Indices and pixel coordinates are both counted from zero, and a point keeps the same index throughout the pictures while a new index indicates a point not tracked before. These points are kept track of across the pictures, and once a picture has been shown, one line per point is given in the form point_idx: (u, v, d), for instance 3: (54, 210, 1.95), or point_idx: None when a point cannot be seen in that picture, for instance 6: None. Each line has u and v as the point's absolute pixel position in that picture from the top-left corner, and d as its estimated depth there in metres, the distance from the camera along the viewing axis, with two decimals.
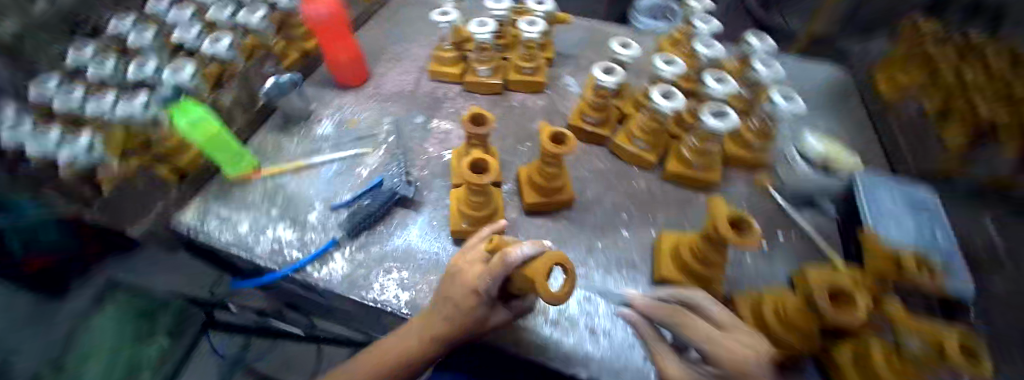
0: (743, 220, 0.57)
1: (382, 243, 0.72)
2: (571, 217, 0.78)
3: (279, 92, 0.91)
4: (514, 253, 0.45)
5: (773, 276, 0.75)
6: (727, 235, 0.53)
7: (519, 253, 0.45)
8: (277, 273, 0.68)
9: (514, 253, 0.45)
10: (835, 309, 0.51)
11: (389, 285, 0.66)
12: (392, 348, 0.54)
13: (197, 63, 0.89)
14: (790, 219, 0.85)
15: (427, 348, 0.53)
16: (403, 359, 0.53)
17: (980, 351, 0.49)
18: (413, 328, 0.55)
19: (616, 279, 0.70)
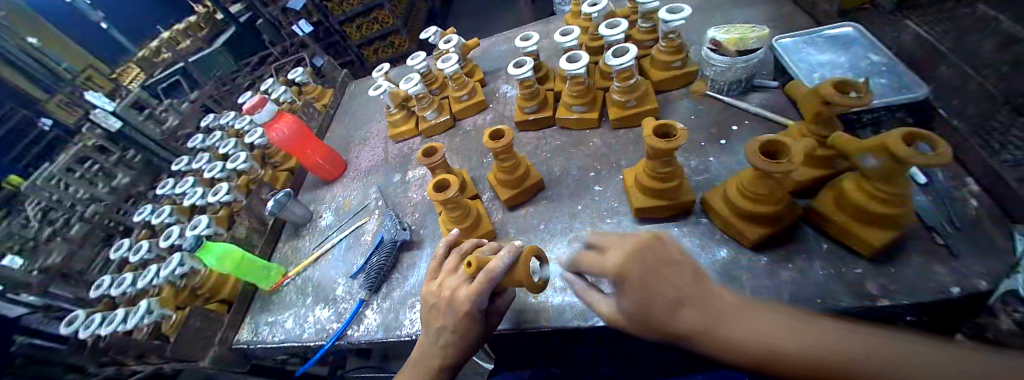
0: (671, 125, 0.64)
1: (400, 287, 0.81)
2: (547, 196, 0.86)
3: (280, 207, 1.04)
4: (497, 264, 0.55)
5: (741, 164, 0.79)
6: (663, 146, 0.60)
7: (499, 263, 0.55)
8: (326, 347, 0.77)
9: (495, 263, 0.54)
10: (770, 162, 0.55)
11: (417, 316, 0.74)
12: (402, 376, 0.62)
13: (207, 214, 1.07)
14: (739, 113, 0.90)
15: (440, 374, 0.59)
16: None
17: (939, 142, 0.49)
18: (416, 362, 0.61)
19: (603, 228, 0.76)
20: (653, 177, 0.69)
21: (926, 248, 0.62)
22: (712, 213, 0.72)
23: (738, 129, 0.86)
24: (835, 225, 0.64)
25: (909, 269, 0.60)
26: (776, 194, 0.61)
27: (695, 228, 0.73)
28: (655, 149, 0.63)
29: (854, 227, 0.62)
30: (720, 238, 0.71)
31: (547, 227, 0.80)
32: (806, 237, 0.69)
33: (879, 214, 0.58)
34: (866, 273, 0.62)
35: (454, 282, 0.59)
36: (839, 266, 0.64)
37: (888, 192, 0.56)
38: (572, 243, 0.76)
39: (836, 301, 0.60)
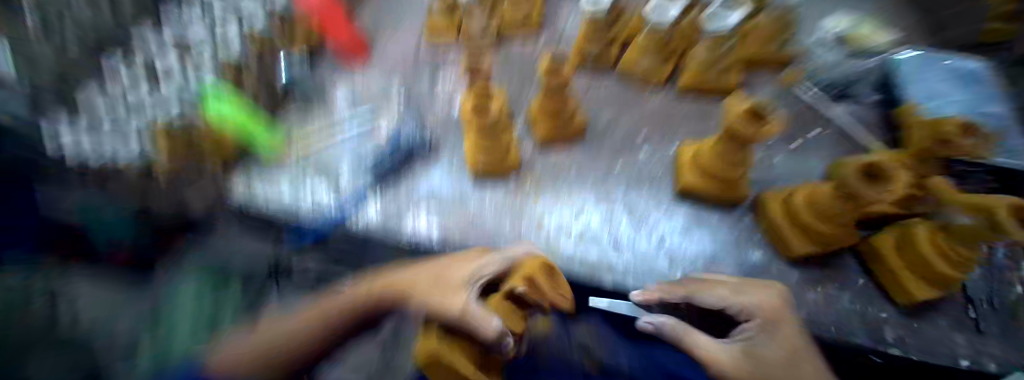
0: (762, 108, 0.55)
1: (407, 191, 0.76)
2: (586, 144, 0.78)
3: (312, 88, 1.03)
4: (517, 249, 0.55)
5: (801, 175, 0.73)
6: (750, 133, 0.52)
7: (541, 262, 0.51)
8: (316, 224, 0.72)
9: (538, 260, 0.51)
10: (869, 184, 0.49)
11: (419, 223, 0.70)
12: (325, 307, 0.52)
13: (210, 48, 0.94)
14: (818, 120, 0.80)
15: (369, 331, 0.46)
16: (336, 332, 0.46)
17: None
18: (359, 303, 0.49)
19: (636, 195, 0.71)
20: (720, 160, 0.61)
21: (956, 316, 0.59)
22: (760, 214, 0.67)
23: (810, 138, 0.78)
24: (886, 265, 0.61)
25: (932, 329, 0.58)
26: (846, 216, 0.55)
27: (735, 224, 0.68)
28: (737, 133, 0.54)
29: (904, 275, 0.59)
30: (757, 241, 0.66)
31: (578, 176, 0.74)
32: (843, 268, 0.64)
33: (939, 272, 0.55)
34: (889, 319, 0.59)
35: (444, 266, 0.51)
36: (864, 305, 0.61)
37: (964, 254, 0.54)
38: (599, 199, 0.70)
39: (852, 335, 0.58)
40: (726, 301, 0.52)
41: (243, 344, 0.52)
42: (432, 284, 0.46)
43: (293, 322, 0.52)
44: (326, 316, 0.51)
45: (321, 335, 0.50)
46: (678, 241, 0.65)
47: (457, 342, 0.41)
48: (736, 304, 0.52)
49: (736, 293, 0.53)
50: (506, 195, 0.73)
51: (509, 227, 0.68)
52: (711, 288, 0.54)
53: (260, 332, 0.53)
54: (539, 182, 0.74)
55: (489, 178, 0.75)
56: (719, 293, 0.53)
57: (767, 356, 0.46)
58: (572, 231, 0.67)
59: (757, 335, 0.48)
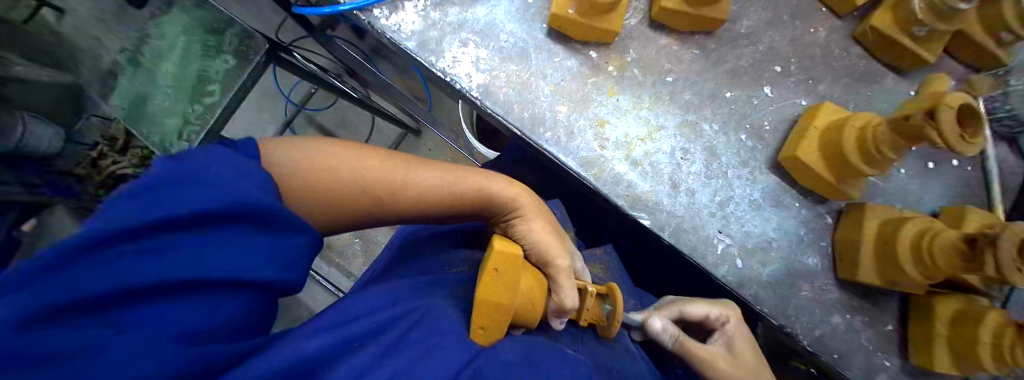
0: (971, 111, 0.42)
1: (463, 8, 0.57)
2: (706, 48, 0.58)
3: None
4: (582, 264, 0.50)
5: (906, 200, 0.61)
6: (952, 142, 0.40)
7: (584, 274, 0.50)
8: (339, 8, 0.54)
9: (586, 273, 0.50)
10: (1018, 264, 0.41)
11: (463, 60, 0.56)
12: (395, 176, 0.46)
13: None
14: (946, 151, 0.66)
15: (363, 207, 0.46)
16: (340, 196, 0.45)
17: None
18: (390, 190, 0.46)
19: (727, 140, 0.56)
20: (865, 148, 0.48)
21: None
22: (845, 219, 0.56)
23: (930, 169, 0.64)
24: (924, 326, 0.54)
25: None
26: (946, 273, 0.48)
27: (811, 221, 0.57)
28: (928, 132, 0.42)
29: (937, 342, 0.53)
30: (821, 247, 0.57)
31: (676, 87, 0.57)
32: (886, 309, 0.58)
33: (978, 358, 0.49)
34: (888, 369, 0.57)
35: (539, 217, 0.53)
36: (877, 348, 0.57)
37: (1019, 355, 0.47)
38: (682, 127, 0.56)
39: (846, 367, 0.56)
40: (711, 312, 0.53)
41: (299, 157, 0.43)
42: (539, 221, 0.48)
43: (367, 173, 0.45)
44: (404, 193, 0.46)
45: (381, 211, 0.47)
46: (741, 210, 0.55)
47: (526, 268, 0.43)
48: (718, 313, 0.53)
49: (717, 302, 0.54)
50: (577, 69, 0.56)
51: (563, 113, 0.55)
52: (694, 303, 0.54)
53: (317, 152, 0.45)
54: (624, 73, 0.57)
55: (568, 39, 0.57)
56: (706, 305, 0.54)
57: (742, 349, 0.52)
58: (634, 148, 0.55)
59: (728, 335, 0.52)
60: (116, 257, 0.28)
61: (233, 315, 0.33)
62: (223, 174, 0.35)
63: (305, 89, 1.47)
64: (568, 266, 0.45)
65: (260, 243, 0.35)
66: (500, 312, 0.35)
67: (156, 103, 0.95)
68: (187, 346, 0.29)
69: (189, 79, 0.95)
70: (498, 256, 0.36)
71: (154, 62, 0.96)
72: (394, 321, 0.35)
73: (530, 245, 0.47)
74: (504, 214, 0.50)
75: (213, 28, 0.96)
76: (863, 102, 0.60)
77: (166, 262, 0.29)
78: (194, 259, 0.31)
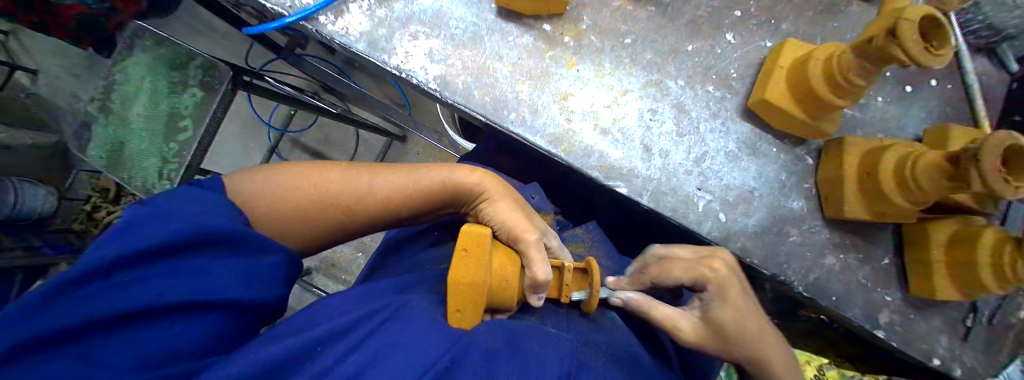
0: (934, 21, 0.40)
1: (408, 0, 0.55)
2: (662, 4, 0.56)
3: None
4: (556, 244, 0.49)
5: (886, 129, 0.60)
6: (918, 56, 0.38)
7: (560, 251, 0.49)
8: (284, 21, 0.52)
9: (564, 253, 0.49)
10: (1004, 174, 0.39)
11: (417, 54, 0.54)
12: (355, 182, 0.45)
13: None
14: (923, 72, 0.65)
15: (330, 223, 0.45)
16: (304, 218, 0.43)
17: None
18: (354, 202, 0.45)
19: (695, 94, 0.55)
20: (833, 80, 0.46)
21: (952, 320, 0.56)
22: (826, 156, 0.55)
23: (909, 93, 0.62)
24: (923, 252, 0.53)
25: (924, 323, 0.56)
26: (931, 195, 0.46)
27: (792, 164, 0.56)
28: (894, 52, 0.40)
29: (936, 268, 0.52)
30: (806, 189, 0.56)
31: (635, 48, 0.55)
32: (880, 243, 0.56)
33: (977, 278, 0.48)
34: (891, 304, 0.56)
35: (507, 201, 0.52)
36: (877, 284, 0.56)
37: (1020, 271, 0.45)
38: (647, 88, 0.55)
39: (847, 306, 0.55)
40: (684, 276, 0.46)
41: (261, 184, 0.42)
42: (505, 201, 0.48)
43: (327, 184, 0.44)
44: (371, 202, 0.45)
45: (354, 223, 0.46)
46: (719, 163, 0.54)
47: (497, 250, 0.41)
48: (692, 278, 0.46)
49: (689, 263, 0.47)
50: (533, 45, 0.55)
51: (525, 92, 0.54)
52: (671, 265, 0.47)
53: (276, 178, 0.43)
54: (581, 42, 0.55)
55: (519, 15, 0.55)
56: (681, 269, 0.46)
57: (719, 317, 0.44)
58: (601, 118, 0.54)
59: (707, 301, 0.46)
60: (85, 294, 0.28)
61: (214, 336, 0.33)
62: (186, 208, 0.36)
63: (284, 113, 1.45)
64: (537, 240, 0.44)
65: (234, 265, 0.36)
66: (475, 292, 0.35)
67: (132, 146, 0.95)
68: (162, 365, 0.28)
69: (159, 118, 0.94)
70: (467, 235, 0.36)
71: (124, 107, 0.96)
72: (362, 319, 0.35)
73: (499, 225, 0.46)
74: (476, 203, 0.49)
75: (175, 64, 0.94)
76: (830, 36, 0.58)
77: (137, 292, 0.30)
78: (160, 288, 0.31)
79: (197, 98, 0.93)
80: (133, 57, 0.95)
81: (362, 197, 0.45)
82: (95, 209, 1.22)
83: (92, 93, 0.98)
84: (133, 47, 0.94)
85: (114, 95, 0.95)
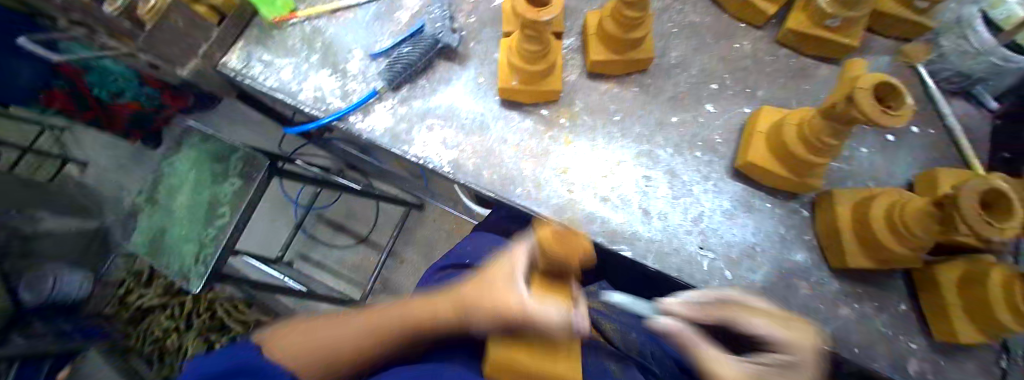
0: (889, 85, 0.43)
1: (424, 98, 0.65)
2: (644, 84, 0.64)
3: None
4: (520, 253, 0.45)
5: (877, 177, 0.63)
6: (871, 114, 0.40)
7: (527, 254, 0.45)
8: (322, 122, 0.63)
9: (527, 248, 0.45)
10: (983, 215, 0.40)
11: (432, 143, 0.62)
12: (336, 330, 0.49)
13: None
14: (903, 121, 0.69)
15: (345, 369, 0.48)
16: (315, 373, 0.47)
17: None
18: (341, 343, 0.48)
19: (684, 159, 0.60)
20: (808, 141, 0.50)
21: (987, 366, 0.54)
22: (819, 208, 0.58)
23: (891, 141, 0.66)
24: (938, 298, 0.53)
25: (956, 371, 0.54)
26: (925, 240, 0.47)
27: (787, 217, 0.59)
28: (856, 115, 0.43)
29: (954, 314, 0.51)
30: (806, 241, 0.58)
31: (624, 123, 0.62)
32: (892, 289, 0.57)
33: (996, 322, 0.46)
34: (917, 352, 0.54)
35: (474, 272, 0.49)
36: (897, 331, 0.55)
37: None
38: (640, 157, 0.60)
39: (872, 360, 0.53)
40: (759, 326, 0.38)
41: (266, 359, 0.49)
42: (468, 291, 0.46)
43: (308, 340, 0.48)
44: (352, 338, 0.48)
45: (372, 337, 0.48)
46: (715, 221, 0.58)
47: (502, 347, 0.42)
48: (777, 335, 0.37)
49: (772, 318, 0.39)
50: (534, 127, 0.62)
51: (529, 168, 0.60)
52: (754, 319, 0.39)
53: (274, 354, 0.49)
54: (575, 122, 0.62)
55: (520, 104, 0.64)
56: (759, 318, 0.39)
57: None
58: (600, 187, 0.59)
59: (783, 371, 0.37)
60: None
61: None
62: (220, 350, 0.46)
63: (312, 190, 1.57)
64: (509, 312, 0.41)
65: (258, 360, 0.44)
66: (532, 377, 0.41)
67: (172, 233, 1.04)
68: None
69: (199, 207, 1.04)
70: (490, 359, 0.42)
71: (170, 198, 1.07)
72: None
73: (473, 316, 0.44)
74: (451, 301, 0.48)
75: (220, 157, 1.06)
76: (804, 97, 0.64)
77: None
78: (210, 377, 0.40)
79: (235, 187, 1.03)
80: (184, 152, 1.08)
81: (346, 338, 0.48)
82: (127, 293, 1.33)
83: (142, 185, 1.10)
84: (186, 145, 1.08)
85: (165, 187, 1.08)
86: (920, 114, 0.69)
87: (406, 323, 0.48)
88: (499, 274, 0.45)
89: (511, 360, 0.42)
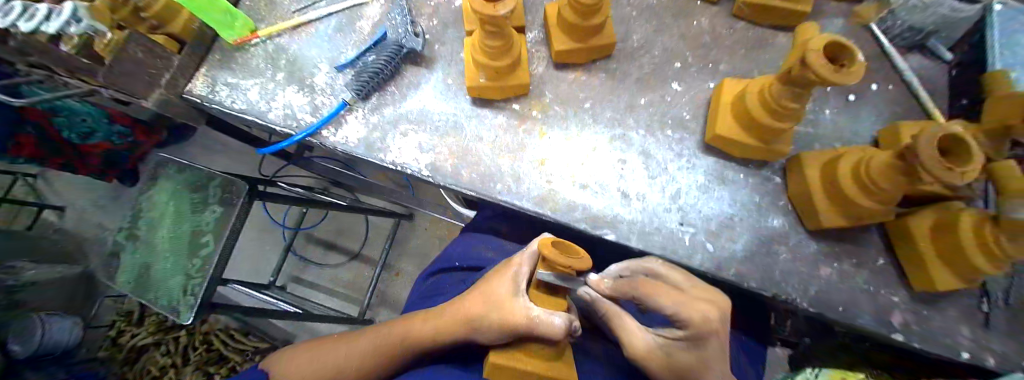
0: (839, 44, 0.44)
1: (395, 105, 0.65)
2: (609, 69, 0.65)
3: (308, 4, 0.74)
4: (522, 261, 0.49)
5: (842, 137, 0.65)
6: (826, 74, 0.41)
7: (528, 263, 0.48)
8: (294, 139, 0.62)
9: (528, 255, 0.48)
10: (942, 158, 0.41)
11: (408, 148, 0.62)
12: (349, 347, 0.54)
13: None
14: (864, 81, 0.71)
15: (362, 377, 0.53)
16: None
17: None
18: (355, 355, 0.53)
19: (657, 140, 0.61)
20: (770, 108, 0.51)
21: (966, 309, 0.55)
22: (790, 174, 0.60)
23: (854, 100, 0.68)
24: (914, 248, 0.54)
25: (938, 316, 0.55)
26: (893, 192, 0.48)
27: (761, 185, 0.61)
28: (812, 78, 0.43)
29: (930, 261, 0.52)
30: (782, 207, 0.60)
31: (595, 110, 0.63)
32: (868, 244, 0.59)
33: (971, 264, 0.48)
34: (899, 303, 0.56)
35: (479, 285, 0.51)
36: (878, 286, 0.57)
37: (1008, 248, 0.45)
38: (614, 141, 0.61)
39: (856, 315, 0.55)
40: (667, 305, 0.44)
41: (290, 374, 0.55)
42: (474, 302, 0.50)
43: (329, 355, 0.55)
44: (366, 351, 0.53)
45: (382, 351, 0.53)
46: (693, 197, 0.59)
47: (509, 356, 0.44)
48: (676, 314, 0.43)
49: (682, 298, 0.44)
50: (507, 123, 0.63)
51: (506, 164, 0.60)
52: (660, 292, 0.45)
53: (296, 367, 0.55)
54: (547, 114, 0.63)
55: (491, 101, 0.64)
56: (667, 301, 0.44)
57: (681, 361, 0.44)
58: (578, 175, 0.59)
59: (683, 340, 0.45)
60: None
61: None
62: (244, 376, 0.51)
63: (297, 211, 1.55)
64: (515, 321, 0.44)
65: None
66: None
67: (156, 267, 1.02)
68: None
69: (182, 237, 1.01)
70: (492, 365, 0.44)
71: (150, 233, 1.04)
72: None
73: (481, 330, 0.47)
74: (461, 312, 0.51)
75: (197, 187, 1.03)
76: (765, 66, 0.66)
77: None
78: None
79: (216, 214, 1.01)
80: (159, 185, 1.06)
81: (358, 351, 0.53)
82: (119, 333, 1.31)
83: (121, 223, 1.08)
84: (160, 178, 1.06)
85: (143, 223, 1.05)
86: (879, 72, 0.71)
87: (412, 341, 0.51)
88: (503, 289, 0.48)
89: (511, 369, 0.43)
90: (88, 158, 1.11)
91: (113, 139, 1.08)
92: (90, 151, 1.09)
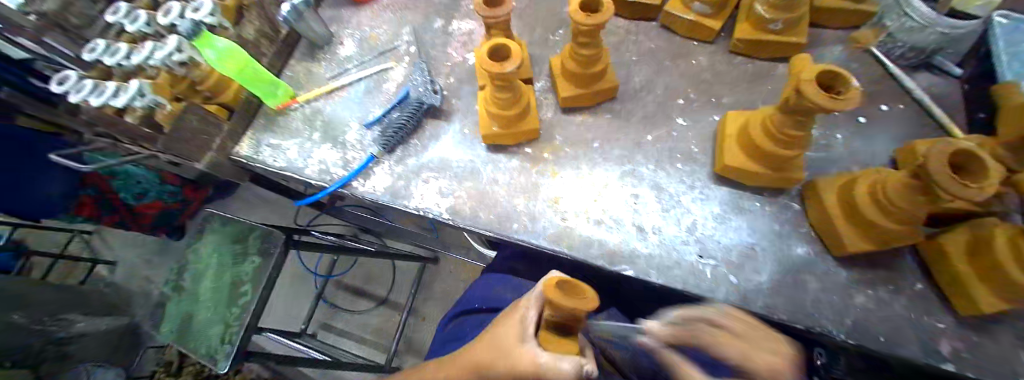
0: (834, 73, 0.46)
1: (418, 156, 0.70)
2: (614, 110, 0.69)
3: (341, 71, 0.84)
4: (530, 302, 0.47)
5: (856, 161, 0.65)
6: (820, 102, 0.43)
7: (535, 304, 0.46)
8: (326, 192, 0.68)
9: (534, 297, 0.46)
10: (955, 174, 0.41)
11: (429, 194, 0.66)
12: None
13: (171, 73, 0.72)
14: (875, 102, 0.71)
15: None
16: None
17: None
18: None
19: (668, 174, 0.63)
20: (772, 136, 0.53)
21: (1023, 332, 0.52)
22: (807, 200, 0.60)
23: (864, 122, 0.69)
24: (949, 268, 0.52)
25: (992, 343, 0.51)
26: (916, 212, 0.47)
27: (778, 213, 0.61)
28: (808, 106, 0.45)
29: (967, 281, 0.50)
30: (802, 233, 0.59)
31: (604, 149, 0.66)
32: (900, 267, 0.57)
33: (1015, 284, 0.45)
34: (944, 329, 0.53)
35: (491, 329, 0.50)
36: (918, 311, 0.54)
37: None
38: (624, 177, 0.64)
39: (898, 344, 0.52)
40: (733, 354, 0.36)
41: None
42: (486, 346, 0.49)
43: None
44: None
45: None
46: (709, 227, 0.60)
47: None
48: (747, 365, 0.35)
49: (747, 348, 0.36)
50: (520, 166, 0.67)
51: (521, 204, 0.64)
52: (720, 336, 0.37)
53: None
54: (559, 156, 0.67)
55: (505, 146, 0.69)
56: (730, 346, 0.36)
57: None
58: (591, 212, 0.62)
59: None
60: None
61: None
62: None
63: (328, 259, 1.62)
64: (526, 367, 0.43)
65: None
66: None
67: (197, 318, 1.08)
68: None
69: (221, 289, 1.08)
70: None
71: (194, 285, 1.11)
72: None
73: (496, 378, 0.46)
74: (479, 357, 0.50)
75: (238, 239, 1.11)
76: (768, 96, 0.68)
77: None
78: None
79: (253, 266, 1.07)
80: (205, 239, 1.15)
81: None
82: None
83: (169, 276, 1.16)
84: (206, 233, 1.14)
85: (189, 276, 1.13)
86: (887, 92, 0.72)
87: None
88: (512, 331, 0.47)
89: None
90: (139, 214, 1.21)
91: (165, 196, 1.18)
92: (145, 209, 1.19)
